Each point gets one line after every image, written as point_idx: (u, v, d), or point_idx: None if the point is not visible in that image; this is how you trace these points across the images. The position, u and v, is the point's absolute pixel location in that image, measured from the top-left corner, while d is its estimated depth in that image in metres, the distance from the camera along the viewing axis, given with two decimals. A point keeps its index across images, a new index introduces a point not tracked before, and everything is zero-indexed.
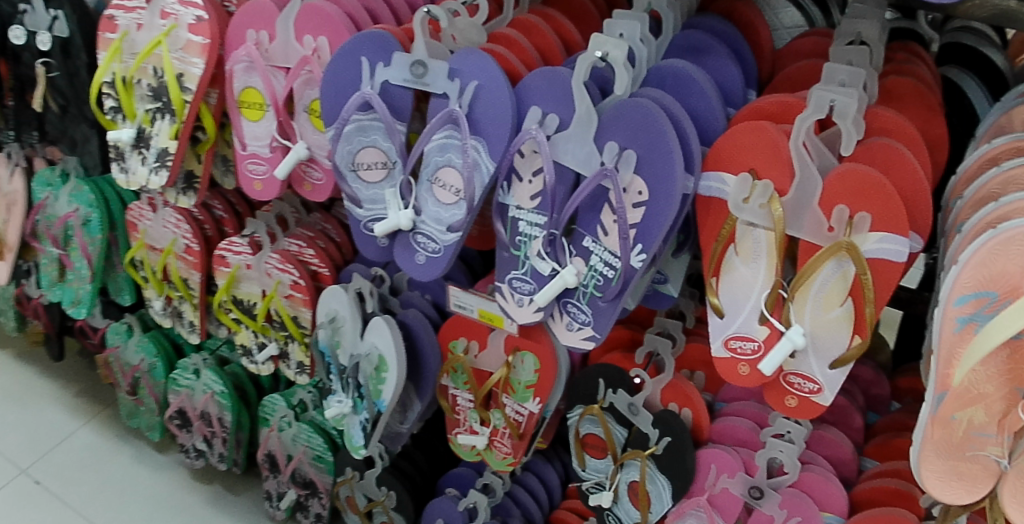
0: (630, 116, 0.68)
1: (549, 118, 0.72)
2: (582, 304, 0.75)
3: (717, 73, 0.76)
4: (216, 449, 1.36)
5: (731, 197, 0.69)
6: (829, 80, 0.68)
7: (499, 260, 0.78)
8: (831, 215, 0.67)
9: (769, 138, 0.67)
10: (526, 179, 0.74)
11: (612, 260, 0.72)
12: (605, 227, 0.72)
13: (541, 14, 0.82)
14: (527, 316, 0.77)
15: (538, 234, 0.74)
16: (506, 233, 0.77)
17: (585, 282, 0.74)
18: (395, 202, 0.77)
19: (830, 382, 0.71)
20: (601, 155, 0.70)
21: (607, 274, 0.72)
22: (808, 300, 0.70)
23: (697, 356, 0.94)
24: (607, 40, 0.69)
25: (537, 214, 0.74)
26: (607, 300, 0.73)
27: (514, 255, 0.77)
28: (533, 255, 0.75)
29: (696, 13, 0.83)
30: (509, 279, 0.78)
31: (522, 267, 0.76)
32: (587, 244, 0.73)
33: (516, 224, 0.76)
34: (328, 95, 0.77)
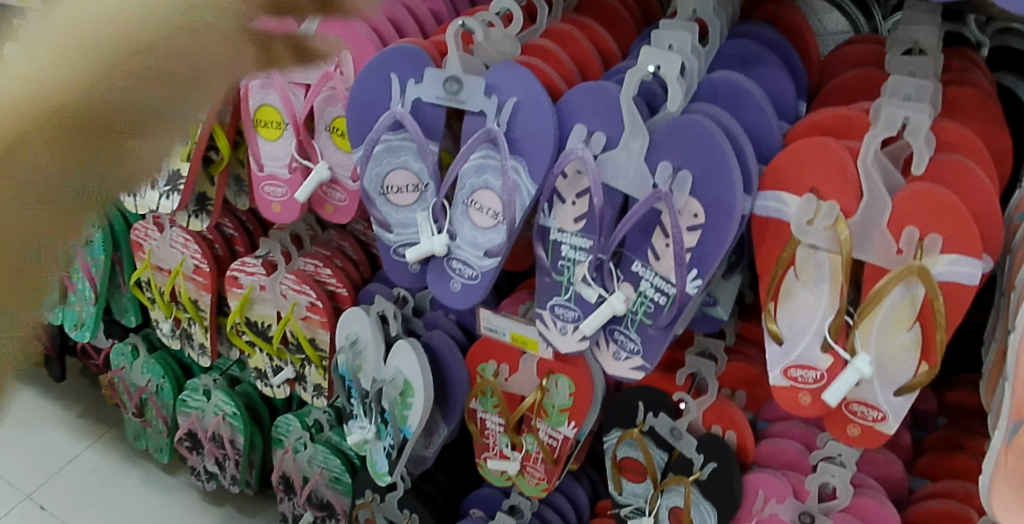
0: (685, 136, 0.64)
1: (596, 137, 0.67)
2: (631, 332, 0.71)
3: (768, 84, 0.72)
4: (227, 471, 1.32)
5: (793, 220, 0.65)
6: (893, 94, 0.63)
7: (540, 286, 0.74)
8: (900, 237, 0.63)
9: (834, 156, 0.63)
10: (570, 200, 0.70)
11: (664, 285, 0.68)
12: (656, 250, 0.68)
13: (576, 23, 0.76)
14: (571, 345, 0.73)
15: (583, 258, 0.70)
16: (548, 257, 0.72)
17: (634, 309, 0.70)
18: (428, 226, 0.73)
19: (895, 410, 0.67)
20: (653, 177, 0.66)
21: (659, 301, 0.68)
22: (873, 325, 0.65)
23: (740, 375, 0.91)
24: (657, 53, 0.64)
25: (582, 237, 0.70)
26: (658, 328, 0.69)
27: (556, 281, 0.72)
28: (578, 281, 0.71)
29: (739, 20, 0.78)
30: (550, 306, 0.74)
31: (566, 293, 0.72)
32: (636, 269, 0.69)
33: (558, 248, 0.71)
34: (353, 114, 0.72)
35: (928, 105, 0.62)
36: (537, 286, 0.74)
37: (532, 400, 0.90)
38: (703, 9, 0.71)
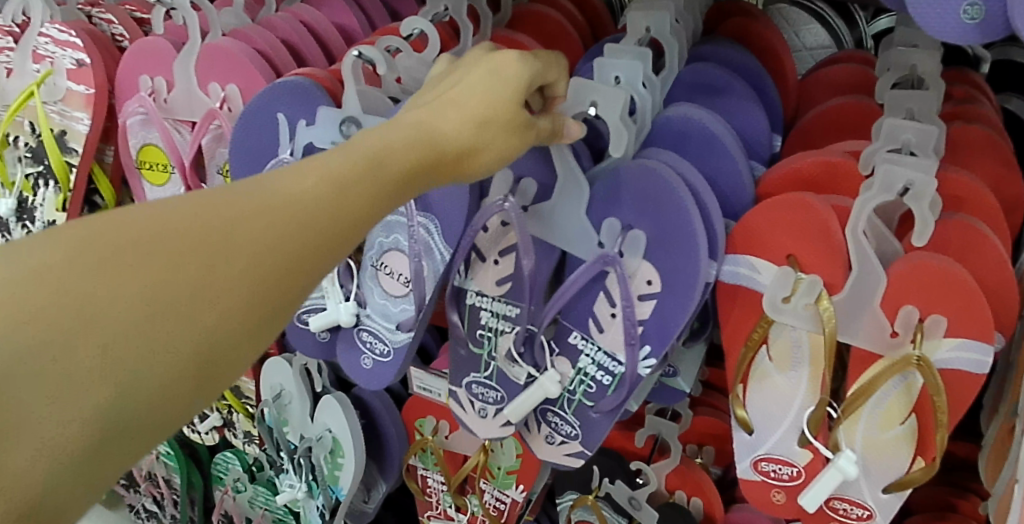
0: (634, 188, 0.52)
1: (524, 183, 0.56)
2: (570, 415, 0.60)
3: (735, 120, 0.59)
4: (167, 510, 1.22)
5: (768, 294, 0.54)
6: (890, 140, 0.52)
7: (456, 359, 0.64)
8: (895, 319, 0.52)
9: (817, 217, 0.52)
10: (484, 263, 0.59)
11: (608, 362, 0.57)
12: (599, 321, 0.56)
13: (507, 41, 0.63)
14: (499, 427, 0.63)
15: (508, 329, 0.60)
16: (466, 330, 0.62)
17: (571, 388, 0.59)
18: (334, 291, 0.65)
19: (884, 509, 0.57)
20: (598, 236, 0.55)
21: (602, 381, 0.57)
22: (860, 417, 0.55)
23: (708, 430, 0.78)
24: (594, 87, 0.52)
25: (506, 303, 0.59)
26: (600, 412, 0.58)
27: (475, 354, 0.62)
28: (503, 356, 0.61)
29: (702, 37, 0.66)
30: (467, 383, 0.64)
31: (486, 370, 0.62)
32: (574, 340, 0.58)
33: (478, 319, 0.61)
34: (238, 158, 0.60)
35: (933, 158, 0.51)
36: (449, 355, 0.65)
37: (474, 463, 0.78)
38: (658, 27, 0.58)
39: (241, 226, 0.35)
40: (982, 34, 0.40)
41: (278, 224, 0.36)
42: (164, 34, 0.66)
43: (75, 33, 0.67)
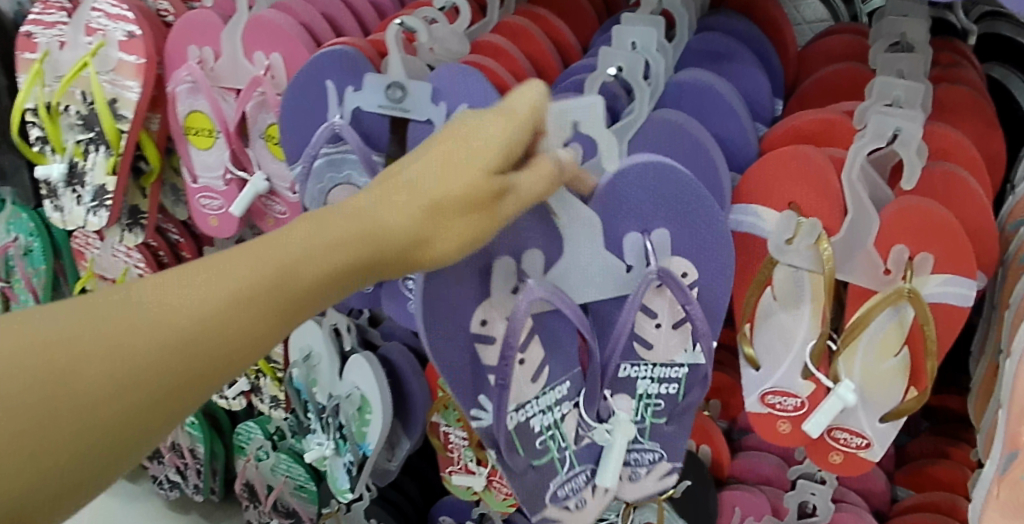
0: (651, 183, 0.56)
1: (530, 254, 0.57)
2: (650, 444, 0.62)
3: (741, 83, 0.64)
4: (190, 479, 1.26)
5: (772, 238, 0.59)
6: (881, 97, 0.58)
7: (530, 484, 0.61)
8: (888, 257, 0.57)
9: (815, 166, 0.57)
10: (518, 380, 0.58)
11: (670, 371, 0.60)
12: (644, 337, 0.59)
13: (529, 14, 0.68)
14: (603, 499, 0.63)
15: (567, 407, 0.61)
16: (524, 452, 0.60)
17: (642, 415, 0.61)
18: None
19: (880, 437, 0.63)
20: (625, 259, 0.57)
21: (671, 392, 0.60)
22: (857, 349, 0.60)
23: (717, 384, 0.83)
24: (572, 104, 0.53)
25: (556, 386, 0.60)
26: (673, 423, 0.62)
27: (548, 461, 0.61)
28: (571, 435, 0.61)
29: (710, 11, 0.71)
30: (550, 494, 0.62)
31: (563, 466, 0.62)
32: (626, 370, 0.60)
33: (531, 431, 0.60)
34: (287, 121, 0.64)
35: (920, 110, 0.57)
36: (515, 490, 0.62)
37: None
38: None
39: (151, 325, 0.39)
40: None
41: (207, 315, 0.41)
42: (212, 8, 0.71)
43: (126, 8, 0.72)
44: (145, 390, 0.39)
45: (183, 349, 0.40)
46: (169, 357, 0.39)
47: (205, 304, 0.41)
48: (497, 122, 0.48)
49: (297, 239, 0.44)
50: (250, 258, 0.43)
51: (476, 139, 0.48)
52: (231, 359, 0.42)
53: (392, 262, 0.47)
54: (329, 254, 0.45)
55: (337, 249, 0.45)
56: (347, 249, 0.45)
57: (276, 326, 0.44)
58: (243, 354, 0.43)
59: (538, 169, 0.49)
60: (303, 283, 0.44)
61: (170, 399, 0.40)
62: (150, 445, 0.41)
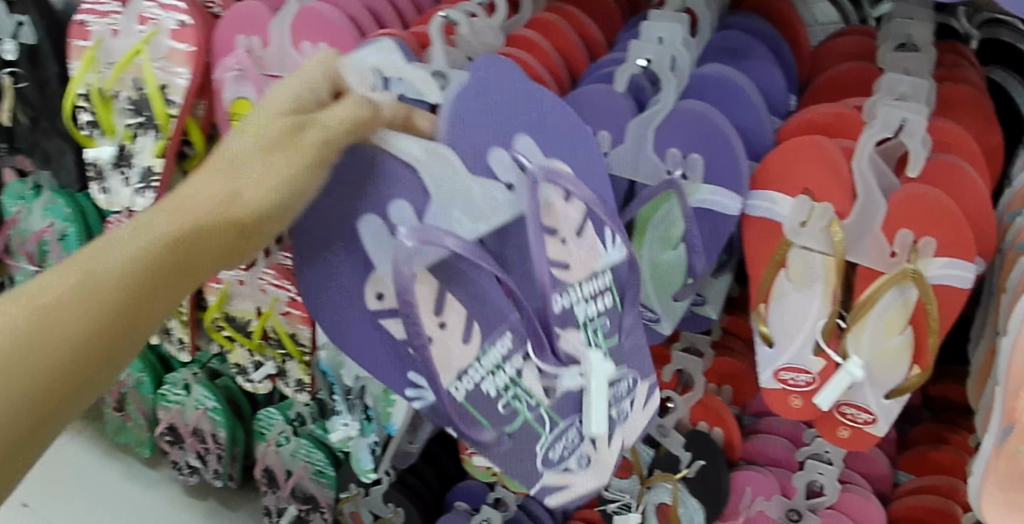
0: (472, 112, 0.59)
1: (397, 207, 0.57)
2: (622, 372, 0.64)
3: (759, 78, 0.68)
4: (210, 465, 1.27)
5: (787, 221, 0.63)
6: (889, 92, 0.62)
7: (512, 454, 0.62)
8: (894, 240, 0.61)
9: (827, 154, 0.62)
10: (443, 344, 0.60)
11: (594, 281, 0.62)
12: (562, 258, 0.60)
13: (558, 11, 0.72)
14: (607, 448, 0.63)
15: (516, 361, 0.62)
16: (487, 422, 0.61)
17: (594, 341, 0.62)
18: None
19: (885, 413, 0.67)
20: (501, 179, 0.59)
21: (606, 305, 0.63)
22: (865, 328, 0.64)
23: (726, 371, 0.88)
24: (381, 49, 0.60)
25: (495, 341, 0.61)
26: (626, 339, 0.64)
27: (527, 421, 0.61)
28: (528, 387, 0.61)
29: (730, 11, 0.75)
30: (546, 460, 0.62)
31: (548, 429, 0.61)
32: (561, 301, 0.60)
33: (488, 396, 0.61)
34: None
35: (924, 104, 0.61)
36: (504, 468, 0.62)
37: None
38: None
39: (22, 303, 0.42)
40: None
41: (72, 285, 0.44)
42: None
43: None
44: (31, 357, 0.41)
45: (55, 314, 0.43)
46: (44, 326, 0.42)
47: (67, 278, 0.44)
48: (285, 97, 0.53)
49: (134, 227, 0.47)
50: (108, 239, 0.46)
51: (264, 114, 0.52)
52: (84, 360, 0.43)
53: (224, 231, 0.49)
54: (146, 240, 0.47)
55: (185, 215, 0.48)
56: (166, 230, 0.47)
57: (122, 313, 0.45)
58: (99, 349, 0.44)
59: (337, 109, 0.53)
60: (132, 267, 0.46)
61: (58, 372, 0.42)
62: (53, 424, 0.43)
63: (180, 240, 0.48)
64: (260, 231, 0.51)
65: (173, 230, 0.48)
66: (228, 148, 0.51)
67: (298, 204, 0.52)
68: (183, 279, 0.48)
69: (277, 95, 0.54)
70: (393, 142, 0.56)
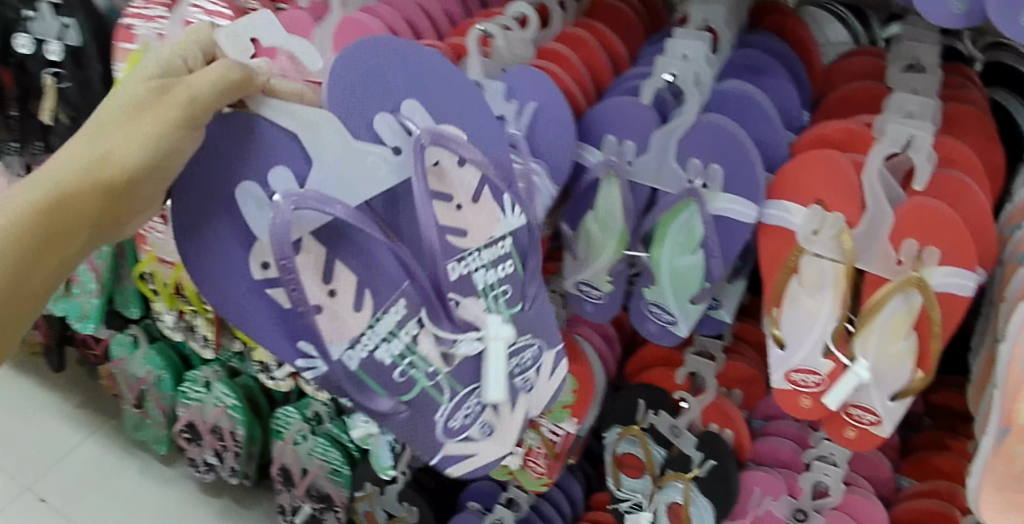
0: (361, 83, 0.61)
1: (277, 174, 0.58)
2: (528, 340, 0.70)
3: (776, 94, 0.72)
4: (227, 463, 1.31)
5: (799, 230, 0.67)
6: (897, 110, 0.67)
7: (421, 425, 0.66)
8: (900, 249, 0.65)
9: (838, 168, 0.66)
10: (333, 311, 0.61)
11: (496, 249, 0.67)
12: (455, 222, 0.64)
13: (587, 26, 0.76)
14: (507, 413, 0.70)
15: (416, 330, 0.64)
16: (386, 390, 0.64)
17: (494, 305, 0.67)
18: None
19: (890, 414, 0.70)
20: (389, 142, 0.61)
21: (507, 271, 0.68)
22: (872, 332, 0.67)
23: (738, 375, 0.92)
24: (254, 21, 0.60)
25: (397, 306, 0.63)
26: (528, 306, 0.70)
27: (428, 387, 0.65)
28: (423, 351, 0.64)
29: (748, 30, 0.80)
30: (450, 427, 0.67)
31: (449, 397, 0.66)
32: (453, 266, 0.64)
33: (383, 364, 0.63)
34: None
35: (929, 123, 0.65)
36: (407, 436, 0.66)
37: None
38: (713, 18, 0.73)
39: None
40: (963, 21, 0.57)
41: None
42: (306, 8, 0.80)
43: (224, 5, 0.84)
44: None
45: None
46: None
47: None
48: (161, 65, 0.58)
49: (29, 189, 0.56)
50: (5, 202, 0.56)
51: (137, 80, 0.57)
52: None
53: (95, 192, 0.57)
54: (25, 208, 0.55)
55: (69, 176, 0.56)
56: (38, 198, 0.56)
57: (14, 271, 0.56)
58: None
59: (205, 73, 0.54)
60: (16, 232, 0.55)
61: None
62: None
63: (57, 206, 0.56)
64: (131, 191, 0.57)
65: (53, 196, 0.56)
66: (95, 115, 0.57)
67: (176, 161, 0.56)
68: (67, 237, 0.58)
69: (160, 60, 0.58)
70: (270, 107, 0.58)
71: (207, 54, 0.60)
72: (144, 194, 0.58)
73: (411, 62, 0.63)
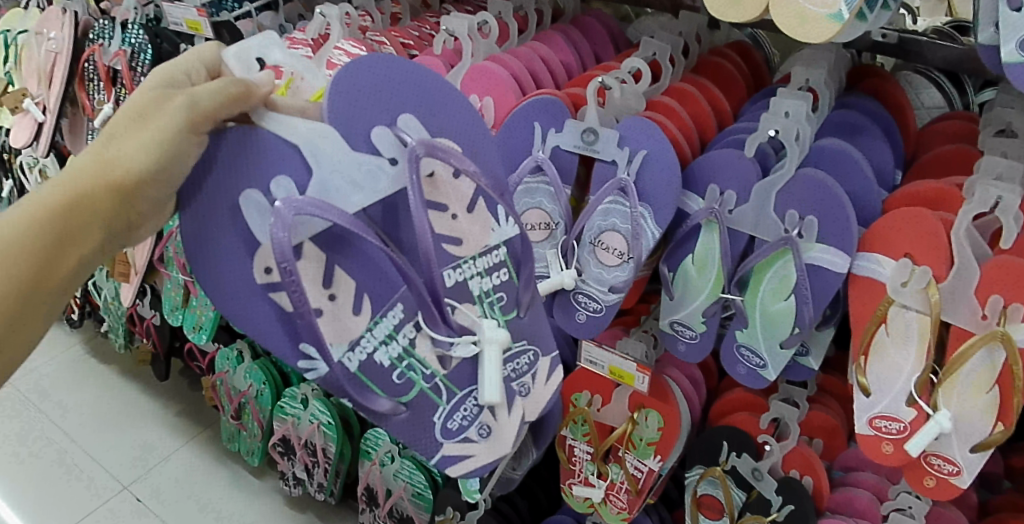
0: (362, 95, 0.66)
1: (277, 183, 0.62)
2: (522, 346, 0.72)
3: (871, 153, 0.78)
4: (316, 478, 1.40)
5: (889, 280, 0.72)
6: (986, 172, 0.70)
7: (413, 430, 0.67)
8: (985, 304, 0.68)
9: (927, 224, 0.70)
10: (335, 314, 0.65)
11: (493, 257, 0.71)
12: (451, 229, 0.69)
13: (695, 82, 0.84)
14: (506, 416, 0.69)
15: (414, 333, 0.67)
16: (383, 391, 0.66)
17: (490, 312, 0.70)
18: (558, 262, 0.80)
19: (970, 466, 0.72)
20: (386, 154, 0.66)
21: (502, 278, 0.71)
22: (955, 384, 0.71)
23: (819, 424, 0.94)
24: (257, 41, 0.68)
25: (394, 307, 0.67)
26: (525, 314, 0.72)
27: (423, 390, 0.67)
28: (418, 352, 0.67)
29: (845, 91, 0.86)
30: (445, 428, 0.68)
31: (446, 400, 0.68)
32: (449, 273, 0.68)
33: (382, 366, 0.66)
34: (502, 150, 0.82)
35: (1018, 184, 0.68)
36: (406, 440, 0.67)
37: (622, 431, 0.96)
38: (815, 79, 0.79)
39: None
40: None
41: None
42: (439, 55, 0.92)
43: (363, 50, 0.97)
44: None
45: None
46: None
47: None
48: (162, 79, 0.63)
49: (53, 189, 0.60)
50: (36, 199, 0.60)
51: (142, 91, 0.62)
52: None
53: (106, 195, 0.60)
54: (37, 210, 0.59)
55: (85, 179, 0.59)
56: (51, 202, 0.59)
57: (27, 270, 0.59)
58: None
59: (209, 86, 0.59)
60: (29, 234, 0.59)
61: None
62: None
63: (67, 208, 0.60)
64: (139, 191, 0.60)
65: (66, 200, 0.59)
66: (107, 127, 0.60)
67: (180, 164, 0.59)
68: (79, 238, 0.61)
69: (163, 73, 0.63)
70: (269, 119, 0.62)
71: (211, 70, 0.66)
72: (152, 197, 0.60)
73: (420, 81, 0.69)
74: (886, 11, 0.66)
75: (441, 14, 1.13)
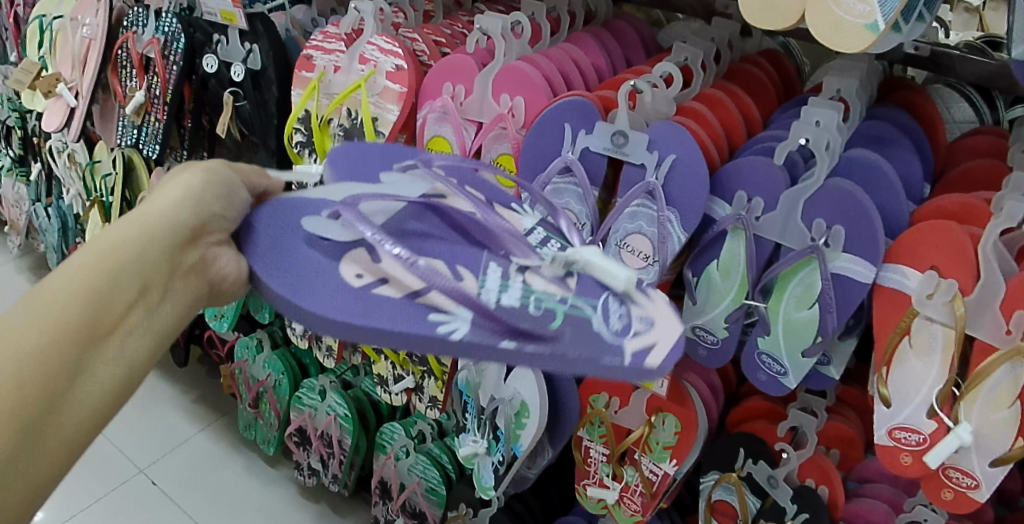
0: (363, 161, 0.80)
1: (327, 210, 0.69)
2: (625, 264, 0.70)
3: (900, 166, 0.78)
4: (330, 469, 1.41)
5: (914, 293, 0.72)
6: (1017, 189, 0.70)
7: (578, 352, 0.60)
8: (1010, 319, 0.68)
9: (954, 237, 0.70)
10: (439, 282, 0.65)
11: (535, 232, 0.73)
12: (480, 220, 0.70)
13: (725, 89, 0.84)
14: (650, 300, 0.65)
15: (515, 276, 0.67)
16: (528, 320, 0.62)
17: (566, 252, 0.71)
18: None
19: (989, 480, 0.73)
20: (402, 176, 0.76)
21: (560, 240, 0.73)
22: (977, 397, 0.71)
23: (836, 434, 0.94)
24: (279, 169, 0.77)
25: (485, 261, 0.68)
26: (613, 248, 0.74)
27: (562, 308, 0.63)
28: (527, 280, 0.66)
29: (876, 103, 0.86)
30: (611, 331, 0.62)
31: (590, 308, 0.64)
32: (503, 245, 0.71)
33: (514, 306, 0.63)
34: (531, 150, 0.83)
35: None
36: (579, 354, 0.59)
37: (639, 434, 0.97)
38: (846, 90, 0.79)
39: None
40: None
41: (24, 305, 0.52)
42: (472, 53, 0.93)
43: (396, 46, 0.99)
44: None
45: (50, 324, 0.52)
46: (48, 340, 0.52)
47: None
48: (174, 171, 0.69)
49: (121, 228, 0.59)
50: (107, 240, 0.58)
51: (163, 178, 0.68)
52: (42, 364, 0.50)
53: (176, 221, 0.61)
54: (108, 249, 0.57)
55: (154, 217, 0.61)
56: (123, 235, 0.58)
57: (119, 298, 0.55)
58: (54, 346, 0.51)
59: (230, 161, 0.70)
60: (110, 264, 0.56)
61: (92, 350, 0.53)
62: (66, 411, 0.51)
63: (139, 239, 0.59)
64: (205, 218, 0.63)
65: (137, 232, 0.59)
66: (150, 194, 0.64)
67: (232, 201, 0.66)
68: (155, 266, 0.59)
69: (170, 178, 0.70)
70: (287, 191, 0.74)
71: None
72: (214, 223, 0.63)
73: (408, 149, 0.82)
74: (920, 24, 0.66)
75: (474, 13, 1.14)
